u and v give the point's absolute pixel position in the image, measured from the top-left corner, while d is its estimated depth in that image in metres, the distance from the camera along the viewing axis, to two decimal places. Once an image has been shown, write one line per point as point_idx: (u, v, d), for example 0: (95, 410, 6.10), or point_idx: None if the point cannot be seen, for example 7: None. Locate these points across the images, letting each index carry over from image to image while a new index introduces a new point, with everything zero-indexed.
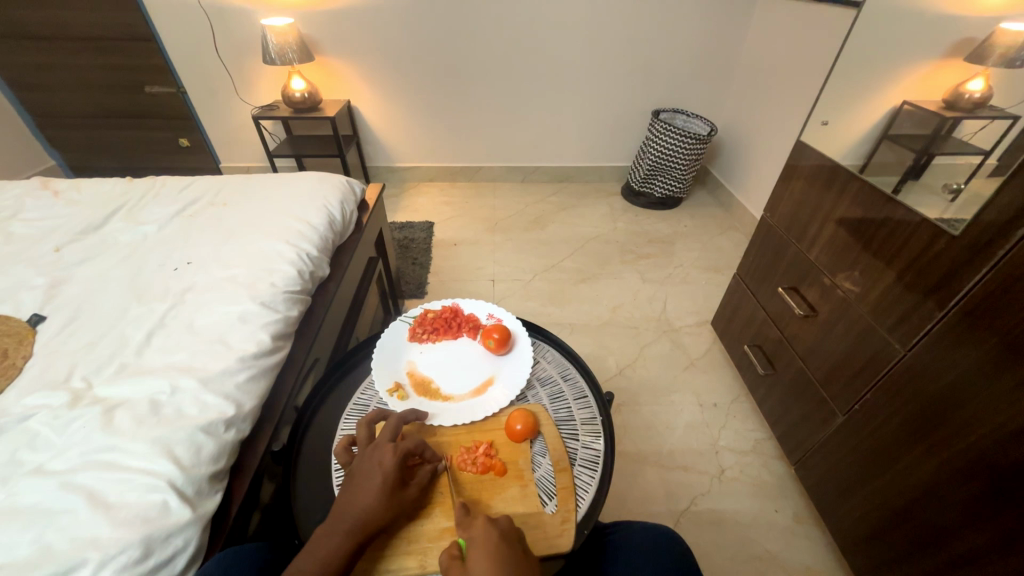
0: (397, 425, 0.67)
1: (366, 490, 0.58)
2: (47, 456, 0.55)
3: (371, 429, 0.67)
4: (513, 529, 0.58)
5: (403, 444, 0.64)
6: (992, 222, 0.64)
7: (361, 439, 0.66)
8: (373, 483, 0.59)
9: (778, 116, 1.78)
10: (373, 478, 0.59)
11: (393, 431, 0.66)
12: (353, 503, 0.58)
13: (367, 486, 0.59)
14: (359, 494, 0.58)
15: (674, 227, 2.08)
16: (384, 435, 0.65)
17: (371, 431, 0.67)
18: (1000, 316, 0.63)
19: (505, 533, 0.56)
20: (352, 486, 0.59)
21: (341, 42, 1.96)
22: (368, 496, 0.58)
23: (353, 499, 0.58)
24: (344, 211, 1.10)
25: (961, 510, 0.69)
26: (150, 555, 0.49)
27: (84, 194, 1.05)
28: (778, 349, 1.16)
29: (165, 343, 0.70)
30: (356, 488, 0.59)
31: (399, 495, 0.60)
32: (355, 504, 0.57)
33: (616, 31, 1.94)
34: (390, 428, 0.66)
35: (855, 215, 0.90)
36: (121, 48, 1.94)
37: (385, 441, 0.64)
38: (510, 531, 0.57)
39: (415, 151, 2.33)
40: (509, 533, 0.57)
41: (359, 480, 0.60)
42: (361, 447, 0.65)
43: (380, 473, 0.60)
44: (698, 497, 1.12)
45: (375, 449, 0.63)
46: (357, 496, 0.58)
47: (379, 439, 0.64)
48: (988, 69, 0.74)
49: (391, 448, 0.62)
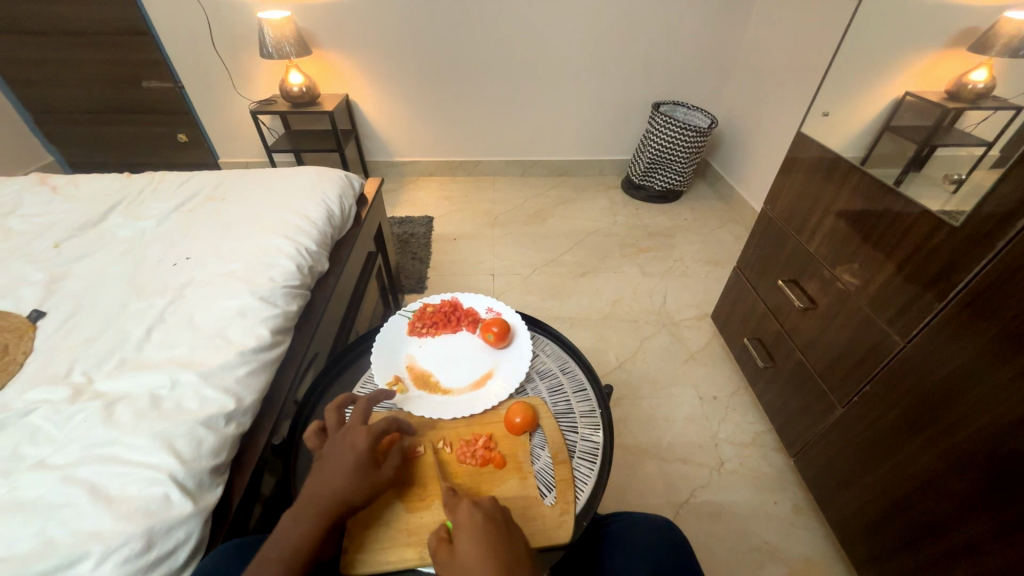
0: (365, 408, 0.67)
1: (338, 471, 0.59)
2: (49, 451, 0.55)
3: (341, 413, 0.67)
4: (499, 510, 0.57)
5: (376, 425, 0.64)
6: (993, 214, 0.64)
7: (331, 423, 0.65)
8: (345, 464, 0.59)
9: (779, 108, 1.76)
10: (344, 460, 0.59)
11: (362, 413, 0.66)
12: (324, 484, 0.57)
13: (339, 468, 0.59)
14: (332, 474, 0.58)
15: (674, 220, 2.07)
16: (356, 417, 0.65)
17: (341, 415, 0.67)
18: (1000, 307, 0.62)
19: (488, 513, 0.55)
20: (323, 467, 0.59)
21: (339, 35, 1.95)
22: (340, 476, 0.58)
23: (324, 479, 0.58)
24: (343, 205, 1.09)
25: (959, 500, 0.69)
26: (152, 547, 0.49)
27: (82, 190, 1.05)
28: (778, 342, 1.16)
29: (164, 338, 0.70)
30: (328, 468, 0.59)
31: (373, 474, 0.60)
32: (328, 484, 0.57)
33: (616, 22, 1.92)
34: (360, 411, 0.66)
35: (855, 207, 0.90)
36: (117, 42, 1.93)
37: (356, 423, 0.64)
38: (495, 511, 0.56)
39: (414, 145, 2.32)
40: (493, 512, 0.56)
41: (330, 462, 0.59)
42: (331, 430, 0.65)
43: (353, 453, 0.60)
44: (698, 489, 1.12)
45: (346, 432, 0.63)
46: (328, 477, 0.58)
47: (351, 422, 0.65)
48: (992, 58, 0.73)
49: (364, 429, 0.63)
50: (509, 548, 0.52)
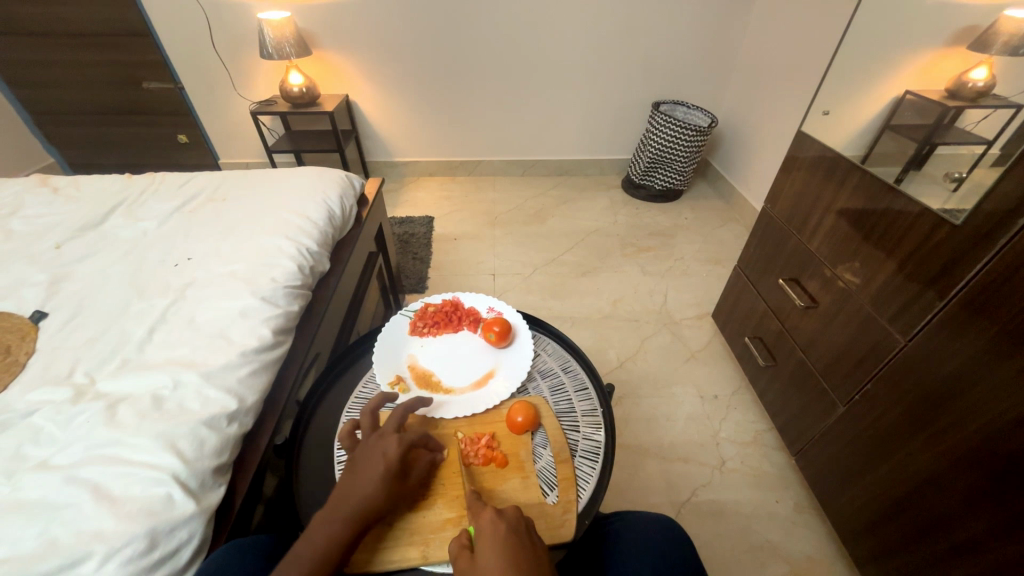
0: (401, 415, 0.67)
1: (367, 478, 0.58)
2: (52, 451, 0.55)
3: (375, 418, 0.67)
4: (524, 523, 0.56)
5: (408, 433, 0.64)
6: (993, 212, 0.64)
7: (365, 427, 0.66)
8: (376, 471, 0.59)
9: (779, 107, 1.76)
10: (375, 466, 0.59)
11: (397, 420, 0.66)
12: (354, 489, 0.57)
13: (370, 473, 0.59)
14: (360, 481, 0.58)
15: (674, 219, 2.08)
16: (389, 424, 0.65)
17: (375, 420, 0.67)
18: (1001, 305, 0.62)
19: (511, 525, 0.55)
20: (354, 472, 0.59)
21: (338, 35, 1.95)
22: (369, 483, 0.58)
23: (354, 485, 0.58)
24: (344, 206, 1.09)
25: (961, 498, 0.69)
26: (155, 547, 0.49)
27: (83, 191, 1.05)
28: (779, 341, 1.16)
29: (165, 339, 0.70)
30: (358, 474, 0.59)
31: (400, 482, 0.60)
32: (356, 491, 0.57)
33: (615, 22, 1.92)
34: (395, 418, 0.66)
35: (856, 205, 0.90)
36: (117, 43, 1.93)
37: (389, 431, 0.64)
38: (519, 524, 0.55)
39: (414, 145, 2.32)
40: (518, 525, 0.55)
41: (361, 468, 0.59)
42: (365, 436, 0.65)
43: (383, 461, 0.60)
44: (699, 488, 1.12)
45: (379, 438, 0.63)
46: (358, 483, 0.58)
47: (385, 428, 0.65)
48: (992, 57, 0.73)
49: (395, 438, 0.63)
50: (531, 556, 0.51)
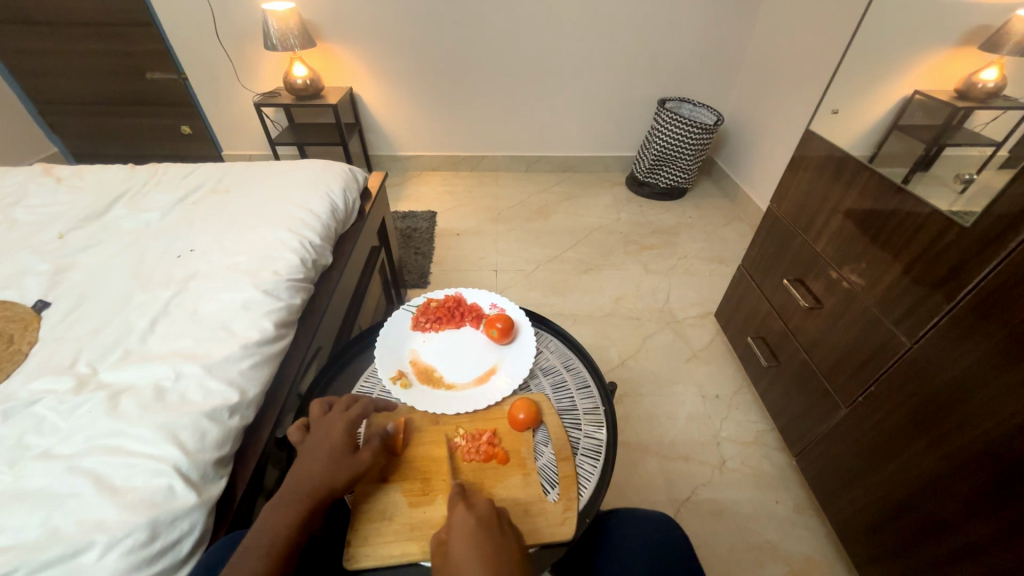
0: (349, 400, 0.69)
1: (314, 459, 0.59)
2: (54, 441, 0.55)
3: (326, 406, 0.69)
4: (493, 513, 0.57)
5: (352, 413, 0.66)
6: (1004, 215, 0.63)
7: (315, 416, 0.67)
8: (321, 452, 0.60)
9: (787, 106, 1.75)
10: (321, 449, 0.60)
11: (344, 405, 0.68)
12: (302, 471, 0.58)
13: (315, 456, 0.60)
14: (307, 463, 0.59)
15: (679, 218, 2.06)
16: (334, 409, 0.67)
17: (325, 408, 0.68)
18: (1009, 310, 0.62)
19: (482, 516, 0.56)
20: (302, 456, 0.60)
21: (343, 27, 1.93)
22: (316, 463, 0.59)
23: (300, 468, 0.59)
24: (347, 199, 1.09)
25: (963, 502, 0.69)
26: (157, 538, 0.49)
27: (86, 181, 1.05)
28: (782, 341, 1.15)
29: (169, 330, 0.70)
30: (305, 457, 0.60)
31: (350, 461, 0.61)
32: (303, 472, 0.58)
33: (621, 17, 1.90)
34: (340, 403, 0.68)
35: (863, 206, 0.89)
36: (121, 33, 1.92)
37: (334, 414, 0.66)
38: (489, 514, 0.56)
39: (417, 140, 2.31)
40: (488, 516, 0.56)
41: (308, 453, 0.60)
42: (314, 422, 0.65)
43: (328, 442, 0.61)
44: (699, 487, 1.12)
45: (324, 422, 0.64)
46: (304, 466, 0.59)
47: (330, 413, 0.66)
48: (1004, 57, 0.72)
49: (339, 419, 0.64)
50: (500, 547, 0.53)
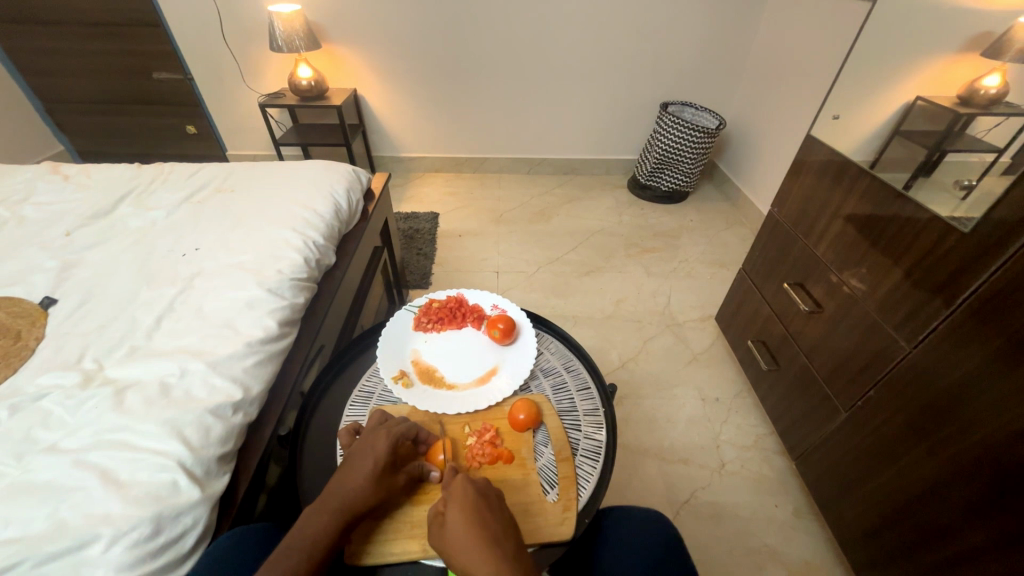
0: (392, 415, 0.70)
1: (358, 471, 0.61)
2: (60, 435, 0.56)
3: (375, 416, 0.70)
4: (491, 489, 0.61)
5: (398, 430, 0.66)
6: (1003, 220, 0.63)
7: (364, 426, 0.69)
8: (365, 465, 0.61)
9: (789, 111, 1.75)
10: (365, 461, 0.61)
11: (390, 418, 0.69)
12: (344, 483, 0.60)
13: (359, 469, 0.61)
14: (350, 475, 0.60)
15: (680, 221, 2.07)
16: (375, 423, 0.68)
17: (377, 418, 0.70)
18: (1006, 316, 0.62)
19: (479, 487, 0.59)
20: (345, 468, 0.62)
21: (347, 30, 1.95)
22: (359, 476, 0.60)
23: (343, 479, 0.60)
24: (350, 199, 1.10)
25: (963, 507, 0.69)
26: (161, 532, 0.50)
27: (93, 179, 1.06)
28: (782, 345, 1.16)
29: (174, 327, 0.71)
30: (349, 469, 0.61)
31: (388, 479, 0.62)
32: (344, 484, 0.59)
33: (624, 21, 1.91)
34: (388, 418, 0.69)
35: (863, 210, 0.90)
36: (128, 33, 1.94)
37: (378, 428, 0.67)
38: (487, 489, 0.60)
39: (421, 142, 2.33)
40: (483, 488, 0.60)
41: (352, 464, 0.62)
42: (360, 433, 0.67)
43: (373, 455, 0.62)
44: (698, 490, 1.13)
45: (370, 435, 0.66)
46: (347, 478, 0.60)
47: (377, 426, 0.67)
48: (1005, 65, 0.73)
49: (385, 434, 0.65)
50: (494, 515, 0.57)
